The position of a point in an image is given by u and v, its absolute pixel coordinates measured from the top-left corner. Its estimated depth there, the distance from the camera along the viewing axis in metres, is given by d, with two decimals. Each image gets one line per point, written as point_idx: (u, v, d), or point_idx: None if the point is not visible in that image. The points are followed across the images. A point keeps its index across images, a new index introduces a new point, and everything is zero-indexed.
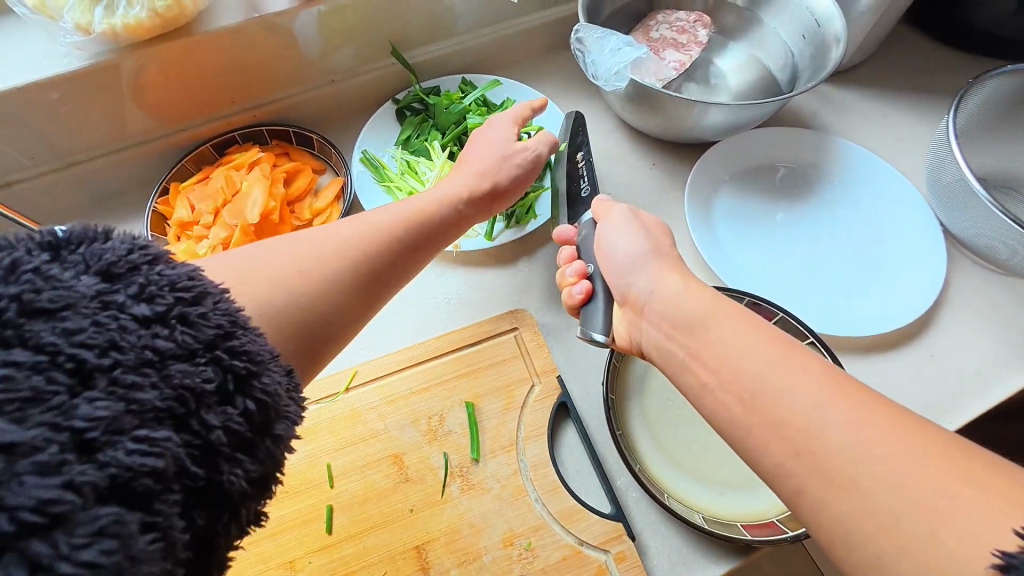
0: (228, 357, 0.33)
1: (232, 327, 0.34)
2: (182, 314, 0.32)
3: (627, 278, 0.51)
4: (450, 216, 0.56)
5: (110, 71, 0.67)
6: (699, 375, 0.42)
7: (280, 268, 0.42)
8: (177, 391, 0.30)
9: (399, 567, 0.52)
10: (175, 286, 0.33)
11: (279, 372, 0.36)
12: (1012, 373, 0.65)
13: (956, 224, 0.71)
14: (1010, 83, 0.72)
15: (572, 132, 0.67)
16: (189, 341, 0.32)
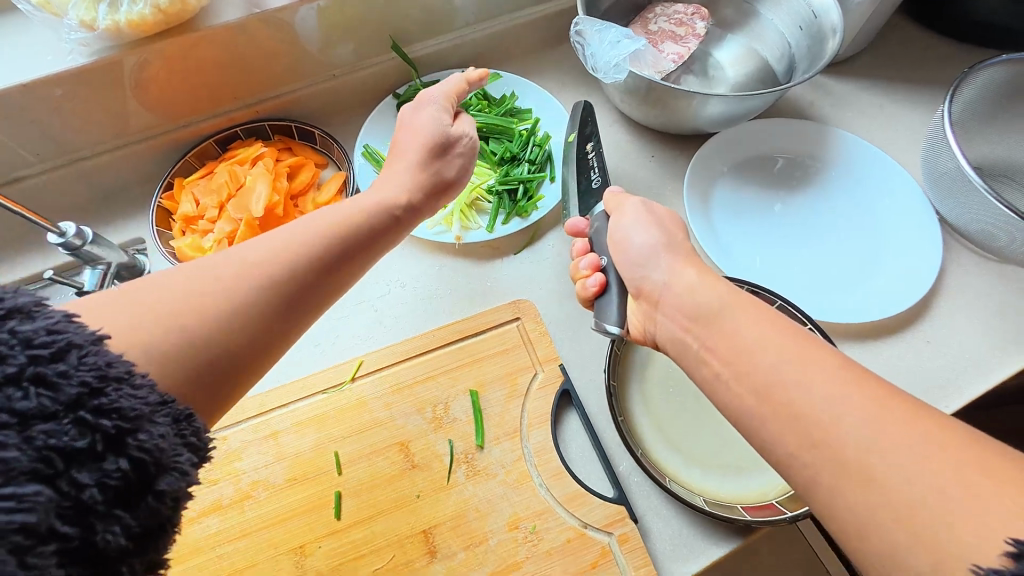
0: (95, 416, 0.30)
1: (103, 381, 0.31)
2: (39, 373, 0.29)
3: (641, 271, 0.52)
4: (391, 222, 0.53)
5: (113, 68, 0.67)
6: (713, 365, 0.43)
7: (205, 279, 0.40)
8: (43, 453, 0.28)
9: (407, 551, 0.53)
10: (31, 342, 0.30)
11: (163, 423, 0.34)
12: (1007, 359, 0.66)
13: (954, 212, 0.72)
14: (1005, 73, 0.73)
15: (581, 125, 0.68)
16: (48, 401, 0.29)
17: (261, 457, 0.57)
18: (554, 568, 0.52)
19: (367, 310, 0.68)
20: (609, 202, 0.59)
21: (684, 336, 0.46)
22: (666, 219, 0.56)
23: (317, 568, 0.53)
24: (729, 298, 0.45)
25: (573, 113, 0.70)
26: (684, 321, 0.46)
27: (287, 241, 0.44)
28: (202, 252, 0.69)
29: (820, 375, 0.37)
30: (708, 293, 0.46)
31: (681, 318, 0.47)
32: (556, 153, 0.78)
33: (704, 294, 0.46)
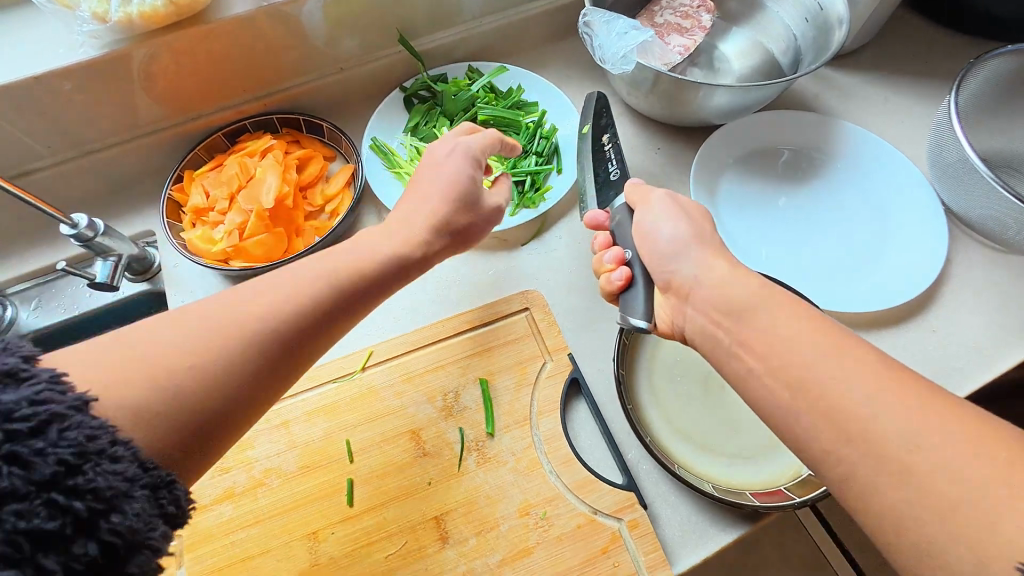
0: (67, 498, 0.31)
1: (82, 458, 0.32)
2: (13, 452, 0.30)
3: (671, 264, 0.51)
4: (387, 278, 0.50)
5: (123, 60, 0.68)
6: (746, 362, 0.43)
7: (212, 324, 0.41)
8: (12, 537, 0.29)
9: (419, 537, 0.54)
10: (10, 415, 0.30)
11: (141, 501, 0.34)
12: (1012, 347, 0.66)
13: (960, 203, 0.72)
14: (1010, 63, 0.74)
15: (596, 117, 0.68)
16: (19, 483, 0.29)
17: (273, 446, 0.58)
18: (565, 553, 0.53)
19: None
20: (632, 195, 0.59)
21: (716, 332, 0.46)
22: (693, 211, 0.55)
23: (330, 554, 0.53)
24: (760, 291, 0.45)
25: (587, 104, 0.70)
26: (715, 314, 0.46)
27: (261, 302, 0.43)
28: (213, 244, 0.70)
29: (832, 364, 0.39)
30: (740, 284, 0.46)
31: (712, 311, 0.47)
32: (563, 145, 0.78)
33: (738, 286, 0.46)
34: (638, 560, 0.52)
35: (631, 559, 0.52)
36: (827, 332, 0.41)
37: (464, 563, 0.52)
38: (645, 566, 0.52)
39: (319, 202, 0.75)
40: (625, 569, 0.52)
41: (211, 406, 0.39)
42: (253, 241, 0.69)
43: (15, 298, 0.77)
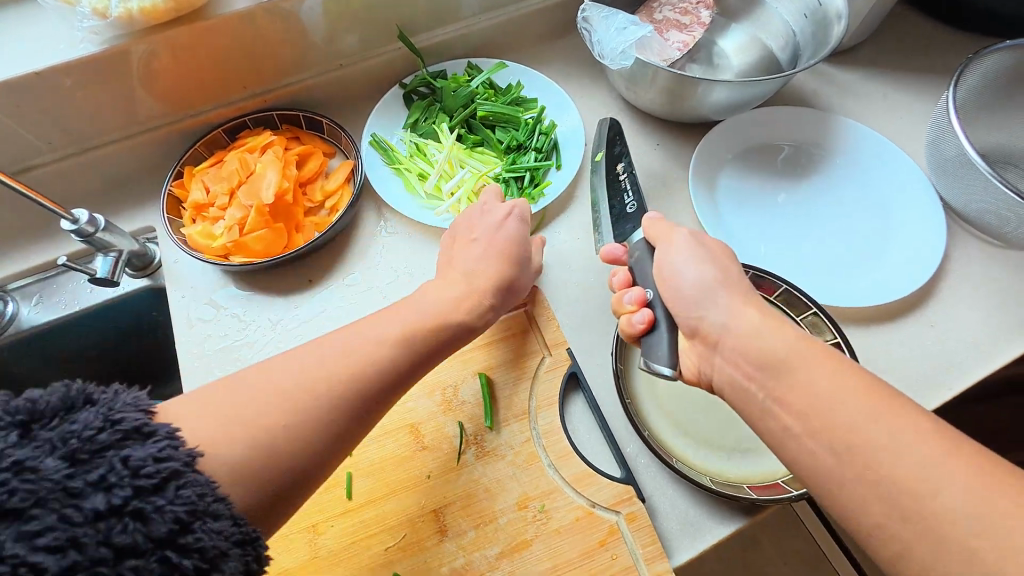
0: (178, 555, 0.35)
1: (191, 517, 0.36)
2: (139, 509, 0.34)
3: (697, 309, 0.50)
4: (450, 336, 0.55)
5: (123, 56, 0.68)
6: (783, 420, 0.44)
7: (281, 402, 0.44)
8: None
9: (418, 530, 0.54)
10: (137, 472, 0.35)
11: (233, 558, 0.38)
12: (1010, 342, 0.67)
13: (958, 198, 0.72)
14: (1009, 59, 0.74)
15: (609, 145, 0.69)
16: (141, 539, 0.34)
17: None
18: (564, 546, 0.53)
19: (375, 295, 0.70)
20: (652, 232, 0.57)
21: (748, 385, 0.46)
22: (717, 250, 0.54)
23: (330, 546, 0.53)
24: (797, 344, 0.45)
25: (601, 133, 0.71)
26: (748, 367, 0.46)
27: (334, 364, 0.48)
28: (214, 239, 0.70)
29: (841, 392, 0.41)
30: (775, 337, 0.46)
31: (744, 361, 0.47)
32: (563, 140, 0.79)
33: (775, 340, 0.46)
34: (636, 553, 0.53)
35: (628, 552, 0.53)
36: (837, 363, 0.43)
37: (464, 555, 0.53)
38: (643, 559, 0.52)
39: (319, 198, 0.75)
40: (623, 562, 0.52)
41: (289, 465, 0.43)
42: (253, 237, 0.69)
43: (16, 295, 0.78)
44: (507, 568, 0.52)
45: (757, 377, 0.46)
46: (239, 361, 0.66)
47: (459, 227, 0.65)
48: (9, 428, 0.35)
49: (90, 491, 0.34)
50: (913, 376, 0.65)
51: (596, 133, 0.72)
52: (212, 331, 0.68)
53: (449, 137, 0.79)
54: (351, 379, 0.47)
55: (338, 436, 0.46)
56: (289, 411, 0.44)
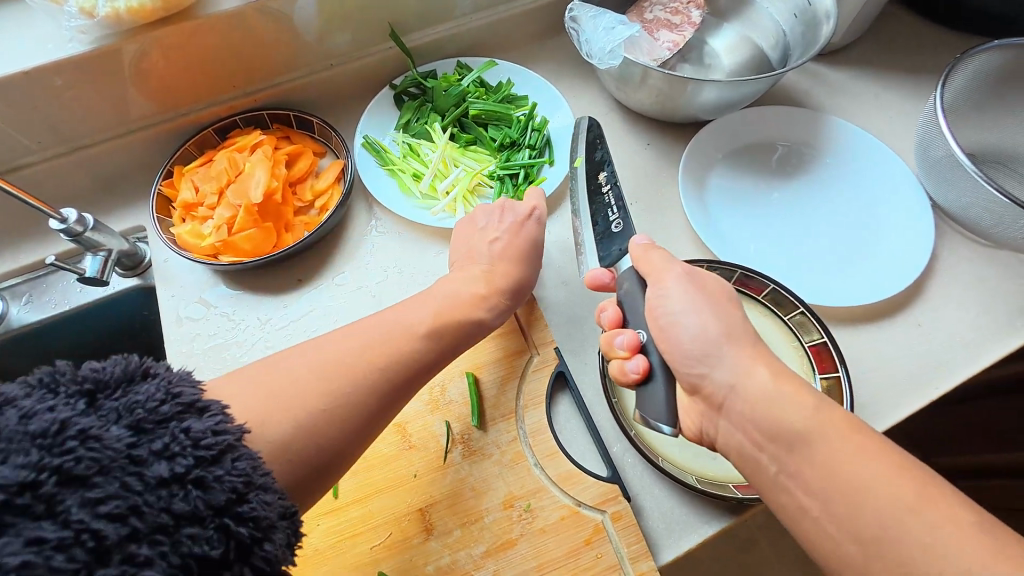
0: (236, 523, 0.36)
1: (247, 488, 0.37)
2: (199, 477, 0.35)
3: (701, 365, 0.49)
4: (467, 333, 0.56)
5: (113, 55, 0.68)
6: (798, 498, 0.44)
7: (308, 387, 0.45)
8: (187, 559, 0.33)
9: (404, 529, 0.54)
10: (198, 443, 0.37)
11: (283, 531, 0.39)
12: (996, 341, 0.67)
13: (945, 198, 0.72)
14: (998, 59, 0.74)
15: (590, 149, 0.66)
16: (201, 506, 0.35)
17: None
18: (549, 544, 0.53)
19: (364, 293, 0.70)
20: (645, 265, 0.55)
21: (758, 453, 0.46)
22: (716, 293, 0.53)
23: (316, 545, 0.54)
24: (814, 416, 0.45)
25: (579, 134, 0.68)
26: (757, 436, 0.46)
27: (357, 353, 0.49)
28: (203, 238, 0.71)
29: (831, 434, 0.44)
30: (794, 411, 0.45)
31: (754, 430, 0.46)
32: (555, 137, 0.79)
33: (792, 413, 0.45)
34: (620, 552, 0.53)
35: (613, 551, 0.53)
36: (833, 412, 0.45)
37: (449, 554, 0.53)
38: (628, 558, 0.52)
39: (309, 198, 0.75)
40: (607, 560, 0.52)
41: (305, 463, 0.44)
42: (242, 236, 0.69)
43: (7, 294, 0.78)
44: (492, 566, 0.52)
45: (768, 448, 0.46)
46: (228, 361, 0.66)
47: (475, 221, 0.67)
48: (77, 396, 0.36)
49: (154, 459, 0.35)
50: (900, 376, 0.65)
51: (574, 133, 0.70)
52: (203, 330, 0.68)
53: (442, 137, 0.79)
54: (374, 371, 0.49)
55: (356, 433, 0.46)
56: (322, 396, 0.46)
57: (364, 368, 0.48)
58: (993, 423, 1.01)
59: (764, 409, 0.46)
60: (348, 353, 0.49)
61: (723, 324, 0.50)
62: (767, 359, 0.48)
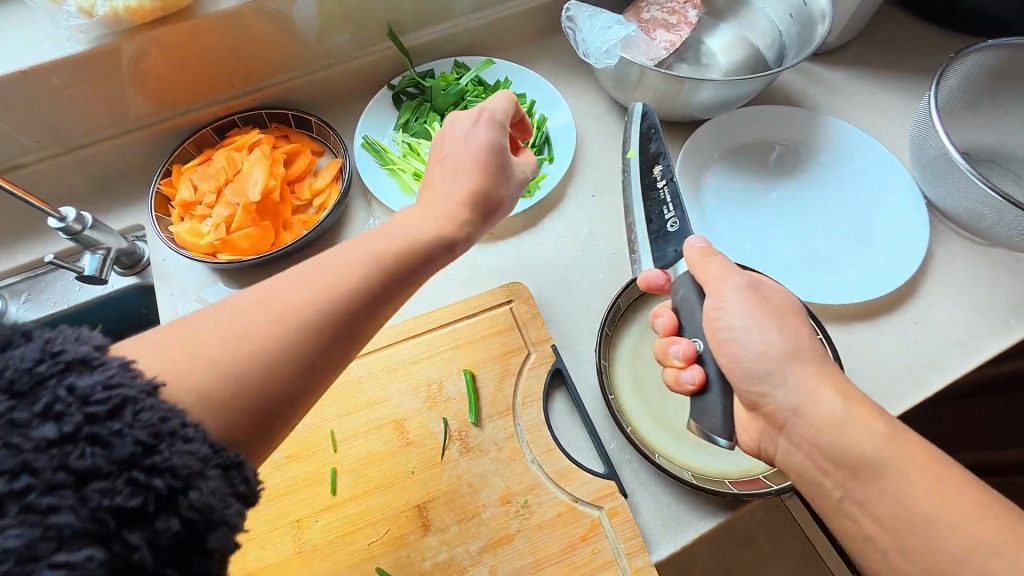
0: (146, 476, 0.30)
1: (156, 438, 0.31)
2: (93, 432, 0.30)
3: (763, 385, 0.49)
4: (417, 268, 0.46)
5: (112, 54, 0.68)
6: (866, 526, 0.46)
7: (279, 307, 0.39)
8: (97, 515, 0.29)
9: (402, 525, 0.54)
10: (87, 398, 0.30)
11: (217, 477, 0.33)
12: (989, 339, 0.67)
13: (940, 196, 0.73)
14: (991, 58, 0.75)
15: (644, 141, 0.62)
16: (102, 461, 0.29)
17: None
18: (546, 540, 0.53)
19: None
20: (703, 274, 0.53)
21: (823, 478, 0.48)
22: (781, 309, 0.53)
23: (314, 541, 0.54)
24: (888, 444, 0.45)
25: (632, 124, 0.64)
26: (824, 462, 0.47)
27: (295, 298, 0.40)
28: (201, 237, 0.71)
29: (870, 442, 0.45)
30: (863, 437, 0.46)
31: (819, 455, 0.47)
32: (554, 135, 0.79)
33: (858, 437, 0.46)
34: (617, 547, 0.53)
35: (610, 546, 0.53)
36: (880, 424, 0.46)
37: (447, 550, 0.53)
38: (624, 553, 0.53)
39: (307, 196, 0.75)
40: (604, 556, 0.53)
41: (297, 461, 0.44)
42: (239, 235, 0.70)
43: (6, 293, 0.78)
44: (489, 562, 0.53)
45: (835, 475, 0.47)
46: None
47: (434, 157, 0.55)
48: None
49: (38, 421, 0.29)
50: (896, 373, 0.66)
51: (627, 123, 0.66)
52: None
53: None
54: (316, 315, 0.39)
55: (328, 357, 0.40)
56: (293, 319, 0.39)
57: (305, 312, 0.39)
58: (984, 417, 1.01)
59: (822, 423, 0.47)
60: (282, 300, 0.39)
61: (787, 336, 0.50)
62: (784, 357, 0.49)
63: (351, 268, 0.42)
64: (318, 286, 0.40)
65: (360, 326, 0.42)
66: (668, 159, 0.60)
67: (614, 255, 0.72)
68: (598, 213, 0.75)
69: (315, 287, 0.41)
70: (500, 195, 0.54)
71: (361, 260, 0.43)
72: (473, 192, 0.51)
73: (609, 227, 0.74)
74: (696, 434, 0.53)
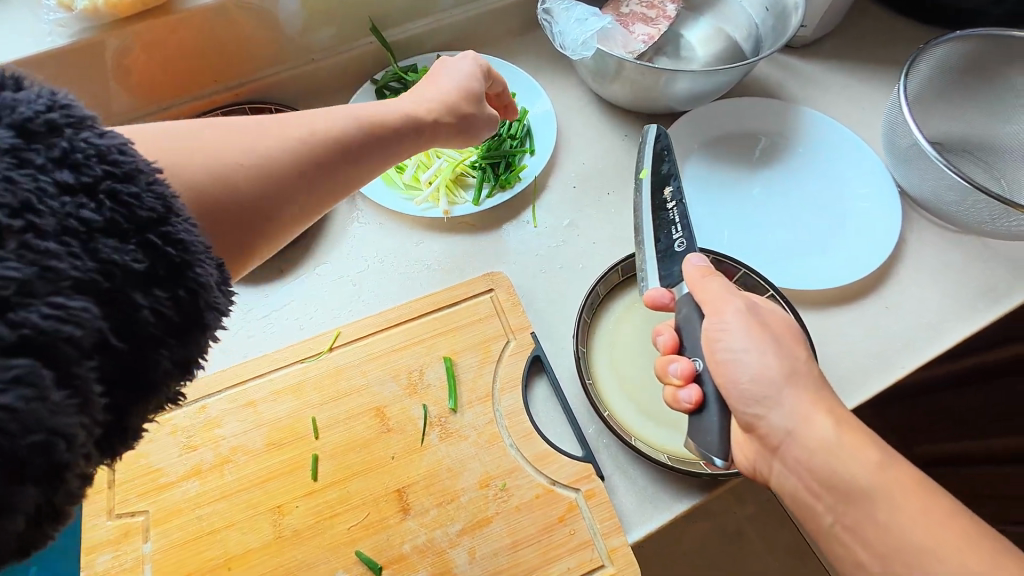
0: (161, 242, 0.32)
1: (167, 212, 0.32)
2: (111, 190, 0.31)
3: (760, 407, 0.50)
4: (370, 153, 0.50)
5: (95, 48, 0.69)
6: (858, 553, 0.46)
7: (244, 143, 0.43)
8: (106, 265, 0.30)
9: (381, 509, 0.55)
10: (105, 156, 0.31)
11: (213, 265, 0.35)
12: (957, 323, 0.69)
13: (913, 183, 0.74)
14: (959, 50, 0.76)
15: (656, 161, 0.63)
16: (117, 217, 0.30)
17: (240, 425, 0.59)
18: (523, 522, 0.54)
19: (347, 283, 0.71)
20: (702, 295, 0.55)
21: (814, 502, 0.48)
22: (780, 331, 0.53)
23: (294, 526, 0.55)
24: (878, 472, 0.46)
25: (646, 144, 0.64)
26: (815, 485, 0.48)
27: (279, 134, 0.44)
28: None
29: (860, 469, 0.46)
30: (853, 462, 0.46)
31: (812, 479, 0.48)
32: (535, 128, 0.80)
33: (849, 463, 0.47)
34: (594, 527, 0.54)
35: (587, 527, 0.54)
36: (871, 447, 0.47)
37: (426, 532, 0.54)
38: (601, 534, 0.54)
39: None
40: (580, 536, 0.54)
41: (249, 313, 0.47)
42: None
43: None
44: (468, 544, 0.53)
45: (826, 498, 0.47)
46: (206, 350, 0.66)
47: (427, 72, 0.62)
48: None
49: (53, 166, 0.29)
50: (867, 359, 0.67)
51: (640, 142, 0.66)
52: None
53: None
54: (294, 151, 0.45)
55: (288, 191, 0.44)
56: (256, 157, 0.42)
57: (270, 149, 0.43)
58: (957, 404, 1.04)
59: (816, 449, 0.48)
60: (268, 129, 0.44)
61: (782, 361, 0.51)
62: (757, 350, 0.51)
63: (333, 122, 0.48)
64: (304, 132, 0.46)
65: (327, 177, 0.46)
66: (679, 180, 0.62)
67: (594, 245, 0.73)
68: (579, 204, 0.76)
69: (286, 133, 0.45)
70: (480, 117, 0.60)
71: (307, 125, 0.46)
72: (452, 101, 0.58)
73: (589, 217, 0.75)
74: (693, 451, 0.54)
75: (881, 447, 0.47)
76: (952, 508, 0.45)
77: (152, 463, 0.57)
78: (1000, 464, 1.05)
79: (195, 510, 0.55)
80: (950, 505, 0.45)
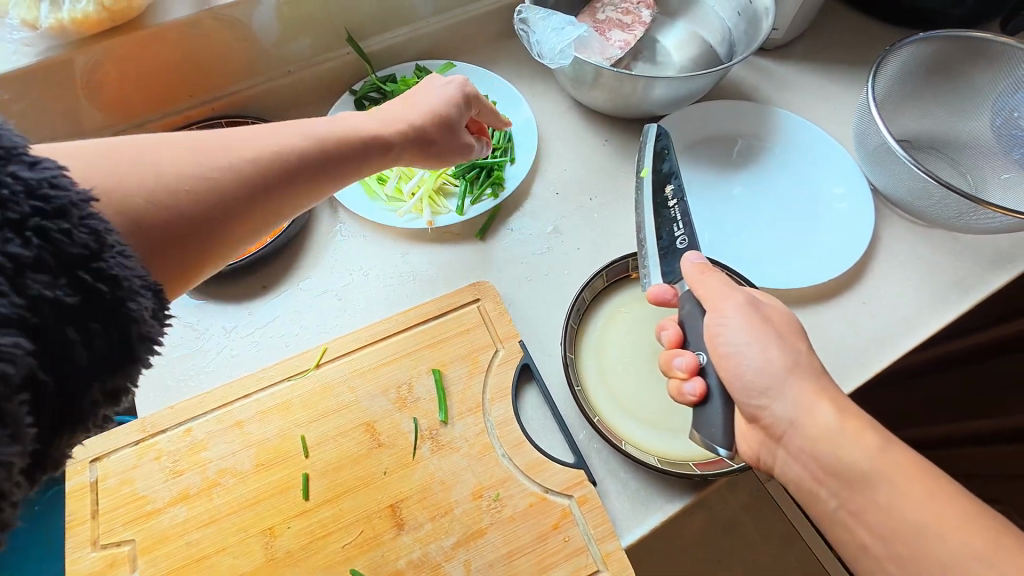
0: (92, 278, 0.33)
1: (99, 246, 0.33)
2: (40, 227, 0.31)
3: (763, 398, 0.51)
4: (337, 160, 0.51)
5: (62, 67, 0.67)
6: (862, 538, 0.48)
7: (208, 148, 0.44)
8: (38, 302, 0.31)
9: (375, 526, 0.55)
10: (34, 192, 0.32)
11: (149, 295, 0.36)
12: (933, 314, 0.71)
13: (884, 182, 0.77)
14: (924, 51, 0.78)
15: (657, 160, 0.64)
16: (48, 255, 0.32)
17: (228, 446, 0.58)
18: (519, 531, 0.55)
19: (332, 297, 0.70)
20: (702, 291, 0.56)
21: (818, 489, 0.49)
22: (781, 325, 0.54)
23: (286, 548, 0.54)
24: (880, 457, 0.47)
25: (647, 142, 0.66)
26: (820, 473, 0.49)
27: (209, 146, 0.44)
28: None
29: (863, 454, 0.47)
30: (856, 448, 0.47)
31: (817, 467, 0.49)
32: (518, 135, 0.80)
33: (852, 449, 0.47)
34: (588, 533, 0.55)
35: (581, 533, 0.55)
36: (873, 433, 0.48)
37: (420, 548, 0.54)
38: (595, 539, 0.54)
39: None
40: (575, 543, 0.54)
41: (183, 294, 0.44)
42: None
43: None
44: (463, 557, 0.54)
45: (830, 485, 0.48)
46: (195, 371, 0.65)
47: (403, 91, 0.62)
48: None
49: None
50: (849, 352, 0.69)
51: (640, 141, 0.67)
52: (164, 341, 0.66)
53: None
54: (255, 159, 0.46)
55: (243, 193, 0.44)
56: (216, 165, 0.44)
57: (236, 154, 0.45)
58: (933, 386, 1.08)
59: (819, 437, 0.48)
60: (243, 142, 0.46)
61: (783, 352, 0.51)
62: (759, 344, 0.51)
63: (267, 134, 0.48)
64: (274, 139, 0.47)
65: (288, 180, 0.47)
66: (680, 178, 0.64)
67: (578, 250, 0.74)
68: (563, 209, 0.77)
69: (257, 142, 0.47)
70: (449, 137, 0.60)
71: (281, 136, 0.48)
72: (422, 119, 0.57)
73: (573, 223, 0.76)
74: (699, 443, 0.55)
75: (883, 434, 0.48)
76: (954, 492, 0.46)
77: (137, 490, 0.56)
78: (978, 446, 1.08)
79: (183, 535, 0.54)
80: (950, 487, 0.46)
